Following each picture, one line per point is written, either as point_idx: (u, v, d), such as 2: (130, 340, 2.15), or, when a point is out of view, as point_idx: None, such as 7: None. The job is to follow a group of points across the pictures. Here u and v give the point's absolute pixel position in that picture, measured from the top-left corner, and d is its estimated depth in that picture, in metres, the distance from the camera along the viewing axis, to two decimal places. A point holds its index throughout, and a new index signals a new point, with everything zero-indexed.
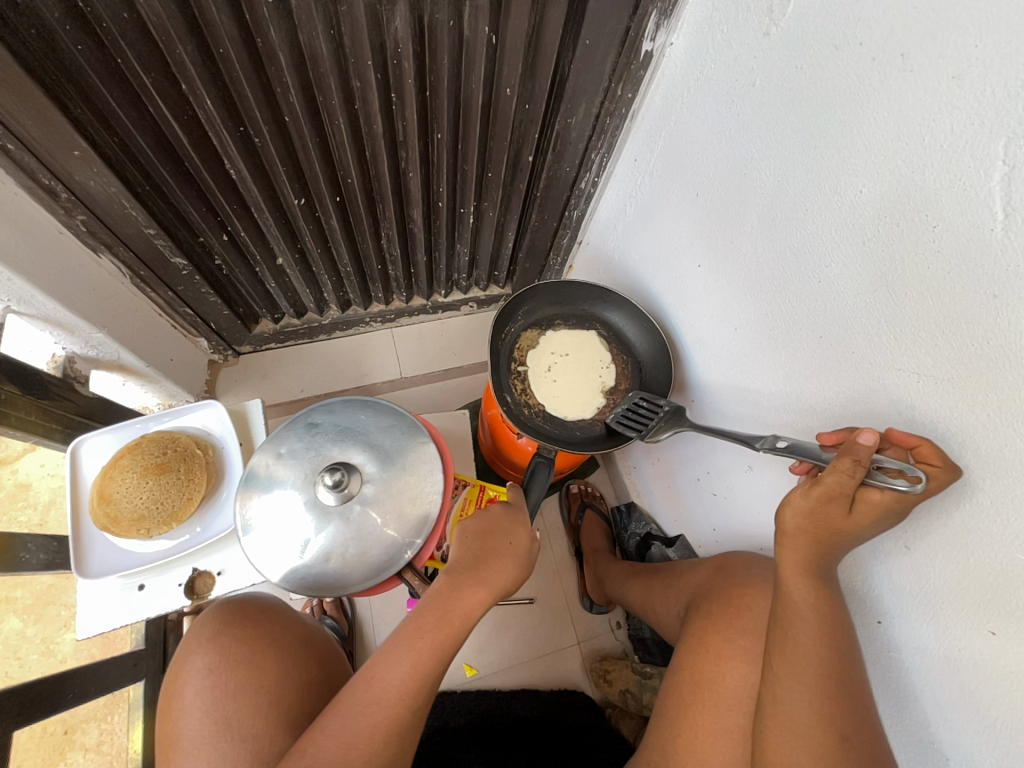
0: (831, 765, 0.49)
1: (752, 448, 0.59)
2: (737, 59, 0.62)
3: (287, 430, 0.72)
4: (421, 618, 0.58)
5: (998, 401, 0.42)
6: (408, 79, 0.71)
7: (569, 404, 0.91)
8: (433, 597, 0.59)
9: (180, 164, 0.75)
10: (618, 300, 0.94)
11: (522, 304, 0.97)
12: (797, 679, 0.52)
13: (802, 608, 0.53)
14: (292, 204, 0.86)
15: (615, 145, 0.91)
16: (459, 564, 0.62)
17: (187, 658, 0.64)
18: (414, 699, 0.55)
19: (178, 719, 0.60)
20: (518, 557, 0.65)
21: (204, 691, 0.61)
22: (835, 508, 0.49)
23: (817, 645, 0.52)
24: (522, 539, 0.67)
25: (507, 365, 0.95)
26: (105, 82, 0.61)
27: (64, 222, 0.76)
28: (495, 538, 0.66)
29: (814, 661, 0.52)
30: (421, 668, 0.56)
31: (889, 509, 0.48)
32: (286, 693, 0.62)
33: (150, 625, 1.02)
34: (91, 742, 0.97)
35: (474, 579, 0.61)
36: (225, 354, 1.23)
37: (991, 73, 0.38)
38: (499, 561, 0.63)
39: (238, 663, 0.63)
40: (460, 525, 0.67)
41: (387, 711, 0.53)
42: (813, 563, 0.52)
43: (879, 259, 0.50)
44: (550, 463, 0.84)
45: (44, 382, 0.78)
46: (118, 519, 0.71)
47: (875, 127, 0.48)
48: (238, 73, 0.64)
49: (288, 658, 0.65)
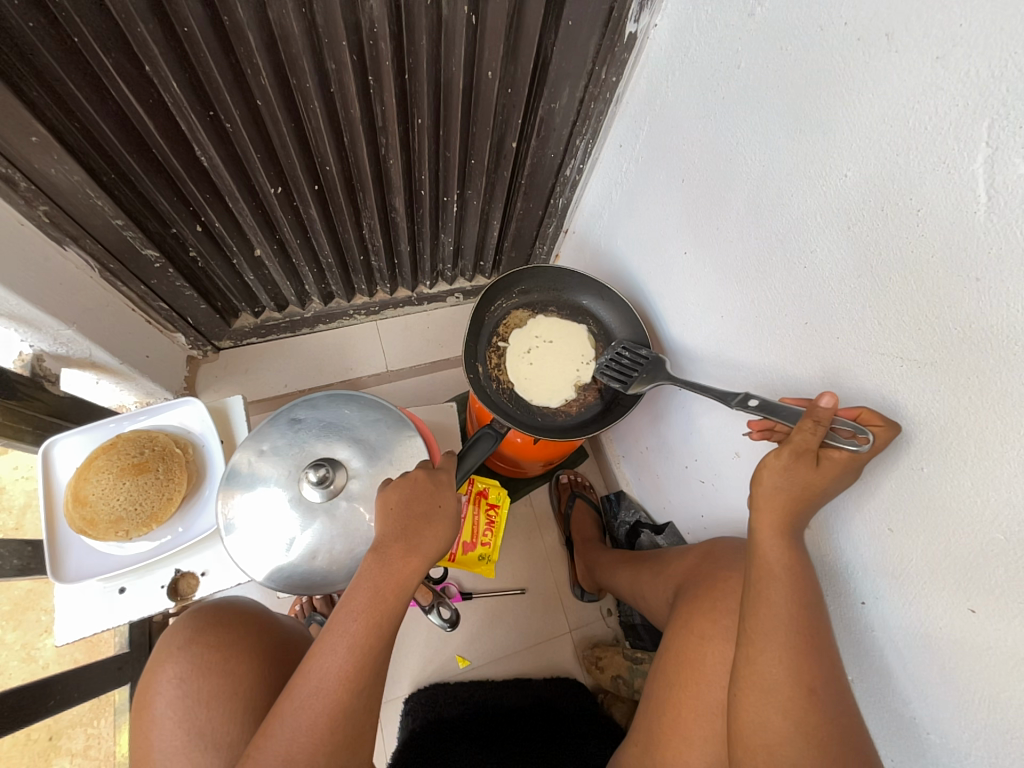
0: (799, 715, 0.51)
1: (728, 405, 0.61)
2: (721, 41, 0.61)
3: (269, 426, 0.70)
4: (351, 604, 0.54)
5: (979, 384, 0.42)
6: (385, 61, 0.69)
7: (537, 390, 0.92)
8: (361, 580, 0.55)
9: (148, 151, 0.72)
10: (612, 300, 0.93)
11: (517, 281, 0.97)
12: (770, 638, 0.52)
13: (773, 568, 0.53)
14: (268, 193, 0.83)
15: (599, 130, 0.89)
16: (386, 537, 0.56)
17: (158, 667, 0.63)
18: (356, 680, 0.52)
19: (152, 729, 0.59)
20: (450, 518, 0.59)
21: (176, 702, 0.60)
22: (806, 466, 0.51)
23: (789, 605, 0.53)
24: (452, 499, 0.60)
25: (489, 337, 0.96)
26: (63, 64, 0.58)
27: (26, 214, 0.72)
28: (418, 503, 0.58)
29: (786, 619, 0.52)
30: (358, 651, 0.53)
31: (849, 469, 0.51)
32: (261, 697, 0.61)
33: (135, 627, 0.99)
34: (77, 747, 0.95)
35: (403, 552, 0.56)
36: (204, 350, 1.19)
37: (975, 53, 0.38)
38: (427, 529, 0.57)
39: (210, 671, 0.61)
40: (383, 494, 0.59)
41: (328, 698, 0.51)
42: (789, 531, 0.53)
43: (865, 244, 0.49)
44: (496, 436, 0.77)
45: (11, 382, 0.75)
46: (95, 522, 0.69)
47: (860, 110, 0.47)
48: (206, 54, 0.61)
49: (262, 662, 0.64)
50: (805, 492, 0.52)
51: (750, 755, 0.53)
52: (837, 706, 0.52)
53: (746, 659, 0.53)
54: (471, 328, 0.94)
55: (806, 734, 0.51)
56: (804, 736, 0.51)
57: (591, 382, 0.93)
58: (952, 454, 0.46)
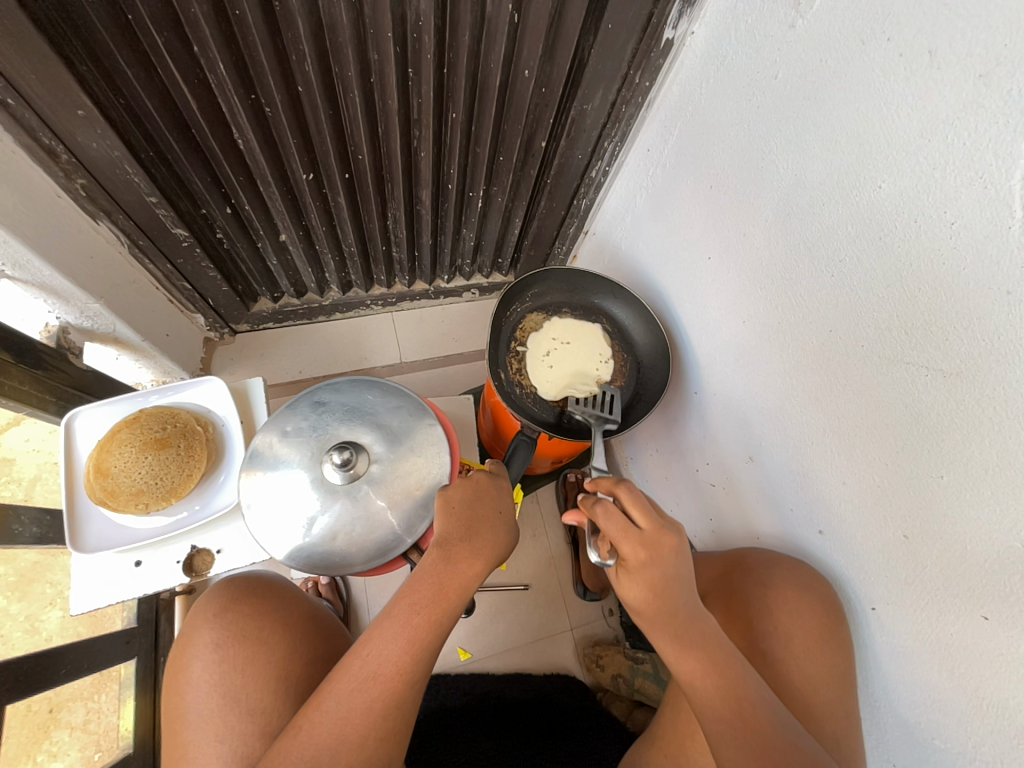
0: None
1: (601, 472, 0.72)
2: (760, 51, 0.63)
3: (292, 408, 0.71)
4: (414, 596, 0.54)
5: (1004, 395, 0.43)
6: (426, 55, 0.70)
7: (561, 389, 0.91)
8: (425, 574, 0.55)
9: (188, 131, 0.73)
10: (625, 298, 0.95)
11: (529, 286, 0.98)
12: (729, 746, 0.50)
13: (697, 686, 0.53)
14: (300, 179, 0.84)
15: (628, 134, 0.91)
16: (450, 536, 0.57)
17: (193, 633, 0.63)
18: (411, 671, 0.52)
19: (185, 692, 0.60)
20: (508, 524, 0.60)
21: (211, 666, 0.60)
22: (636, 579, 0.54)
23: (725, 708, 0.52)
24: (510, 505, 0.62)
25: (507, 343, 0.95)
26: (115, 40, 0.59)
27: (63, 186, 0.73)
28: (481, 504, 0.60)
29: (728, 729, 0.51)
30: (415, 645, 0.52)
31: (629, 571, 0.54)
32: (293, 669, 0.61)
33: (143, 603, 1.07)
34: (77, 720, 0.89)
35: (466, 552, 0.57)
36: (221, 333, 1.21)
37: (1018, 73, 0.39)
38: (489, 531, 0.58)
39: (244, 639, 0.62)
40: (443, 494, 0.60)
41: (383, 687, 0.51)
42: (688, 635, 0.54)
43: (893, 255, 0.51)
44: (531, 443, 0.83)
45: (37, 352, 0.75)
46: (116, 493, 0.70)
47: (898, 124, 0.49)
48: (255, 39, 0.62)
49: (293, 635, 0.64)
50: (672, 608, 0.54)
51: None
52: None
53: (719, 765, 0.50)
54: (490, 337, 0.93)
55: None
56: None
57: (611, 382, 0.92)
58: (971, 462, 0.47)
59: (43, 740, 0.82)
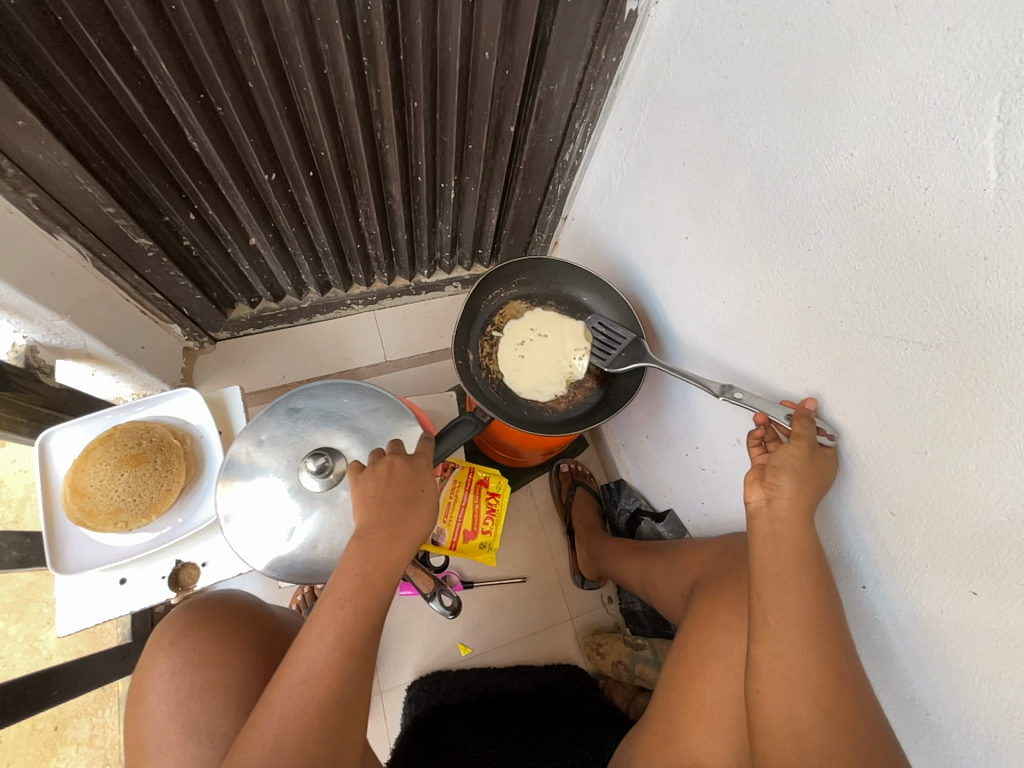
0: (823, 697, 0.52)
1: (710, 392, 0.68)
2: (726, 17, 0.60)
3: (267, 416, 0.69)
4: (337, 592, 0.53)
5: (987, 367, 0.41)
6: (380, 41, 0.67)
7: (527, 381, 0.91)
8: (346, 568, 0.54)
9: (138, 136, 0.70)
10: (610, 296, 0.92)
11: (517, 273, 0.96)
12: (790, 636, 0.53)
13: (790, 583, 0.54)
14: (262, 179, 0.82)
15: (599, 113, 0.87)
16: (367, 523, 0.56)
17: (151, 664, 0.63)
18: (343, 665, 0.51)
19: (144, 723, 0.60)
20: (431, 501, 0.59)
21: (168, 695, 0.60)
22: (812, 462, 0.56)
23: (801, 612, 0.53)
24: (433, 483, 0.61)
25: (483, 327, 0.95)
26: (48, 43, 0.56)
27: (15, 201, 0.70)
28: (399, 487, 0.59)
29: (796, 629, 0.53)
30: (345, 638, 0.52)
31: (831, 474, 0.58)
32: (253, 691, 0.61)
33: (138, 618, 1.00)
34: (83, 736, 0.95)
35: (386, 539, 0.55)
36: (200, 341, 1.19)
37: (988, 24, 0.37)
38: (409, 512, 0.57)
39: (202, 665, 0.61)
40: (358, 484, 0.58)
41: (316, 687, 0.50)
42: (778, 546, 0.55)
43: (869, 224, 0.49)
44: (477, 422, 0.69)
45: (5, 373, 0.74)
46: (93, 512, 0.69)
47: (869, 85, 0.46)
48: (195, 33, 0.60)
49: (254, 656, 0.63)
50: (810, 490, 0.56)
51: (773, 745, 0.52)
52: (860, 700, 0.53)
53: (772, 651, 0.53)
54: (465, 318, 0.94)
55: (825, 710, 0.51)
56: (831, 719, 0.51)
57: (582, 380, 0.91)
58: (956, 436, 0.46)
59: (50, 756, 0.94)
